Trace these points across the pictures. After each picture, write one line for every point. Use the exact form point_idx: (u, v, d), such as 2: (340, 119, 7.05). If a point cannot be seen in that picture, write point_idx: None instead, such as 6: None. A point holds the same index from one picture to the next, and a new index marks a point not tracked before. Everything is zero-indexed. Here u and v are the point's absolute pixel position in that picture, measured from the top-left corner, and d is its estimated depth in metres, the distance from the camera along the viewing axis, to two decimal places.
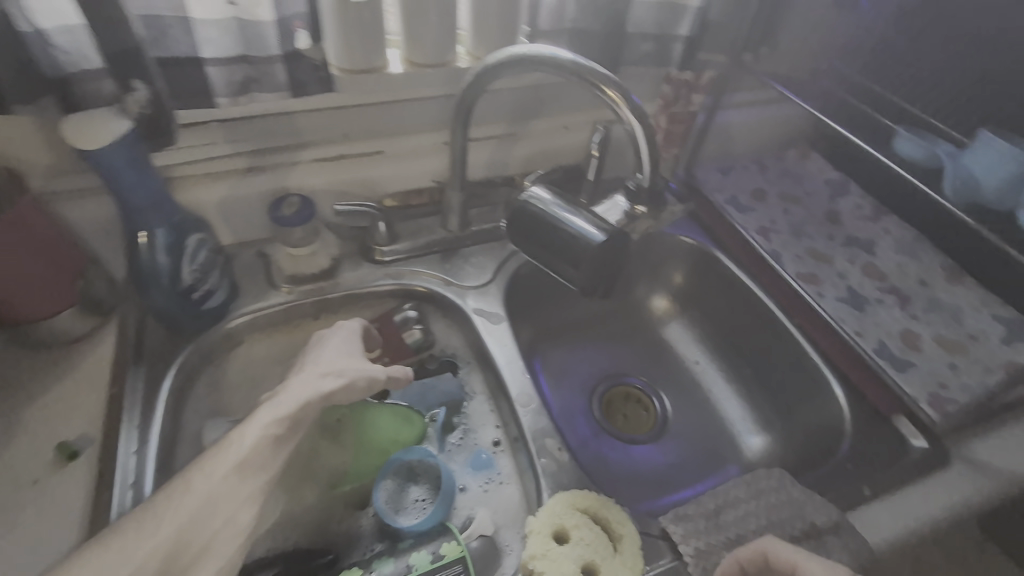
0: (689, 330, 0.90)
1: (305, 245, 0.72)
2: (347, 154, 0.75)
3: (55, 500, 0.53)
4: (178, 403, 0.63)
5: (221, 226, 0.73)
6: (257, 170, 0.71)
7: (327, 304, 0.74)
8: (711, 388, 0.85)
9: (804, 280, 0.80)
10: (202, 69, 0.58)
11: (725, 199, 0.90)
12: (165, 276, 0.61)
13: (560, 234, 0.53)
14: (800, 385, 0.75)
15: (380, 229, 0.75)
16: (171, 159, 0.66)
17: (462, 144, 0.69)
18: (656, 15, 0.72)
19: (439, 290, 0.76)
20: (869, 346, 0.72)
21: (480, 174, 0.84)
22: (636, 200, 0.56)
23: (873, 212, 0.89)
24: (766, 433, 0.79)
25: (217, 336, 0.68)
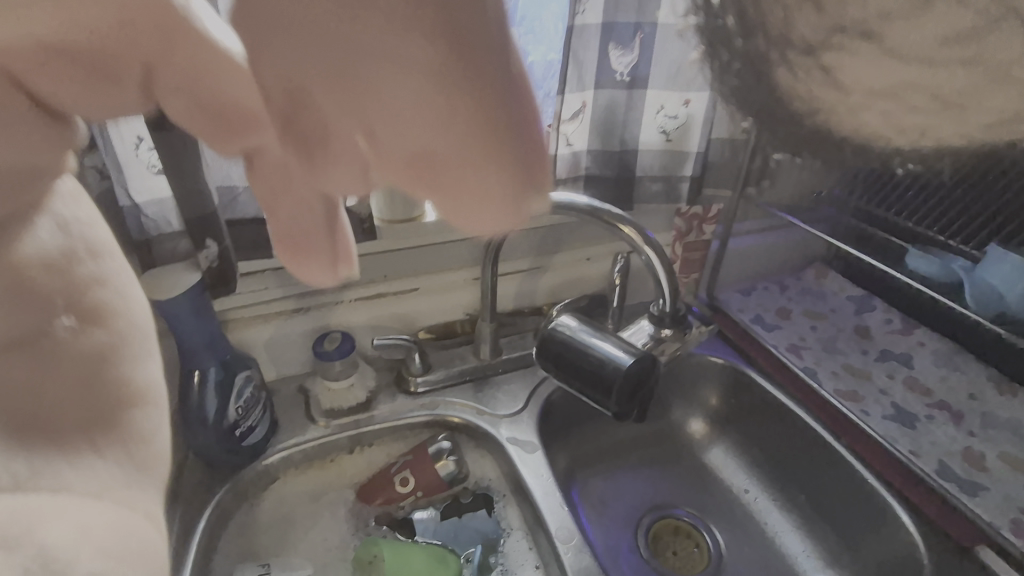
0: (732, 454, 0.86)
1: (343, 378, 0.74)
2: (385, 292, 0.80)
3: None
4: (210, 545, 0.63)
5: (266, 363, 0.78)
6: (303, 310, 0.77)
7: (362, 438, 0.74)
8: (765, 519, 0.79)
9: (845, 397, 0.78)
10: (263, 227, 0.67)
11: (749, 318, 0.92)
12: (212, 415, 0.64)
13: (588, 358, 0.55)
14: (861, 514, 0.70)
15: (415, 362, 0.79)
16: (227, 304, 0.72)
17: (491, 278, 0.74)
18: (662, 160, 0.81)
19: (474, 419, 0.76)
20: (929, 466, 0.67)
21: (509, 304, 0.89)
22: (660, 325, 0.59)
23: (904, 325, 0.89)
24: (834, 569, 0.72)
25: (253, 474, 0.69)
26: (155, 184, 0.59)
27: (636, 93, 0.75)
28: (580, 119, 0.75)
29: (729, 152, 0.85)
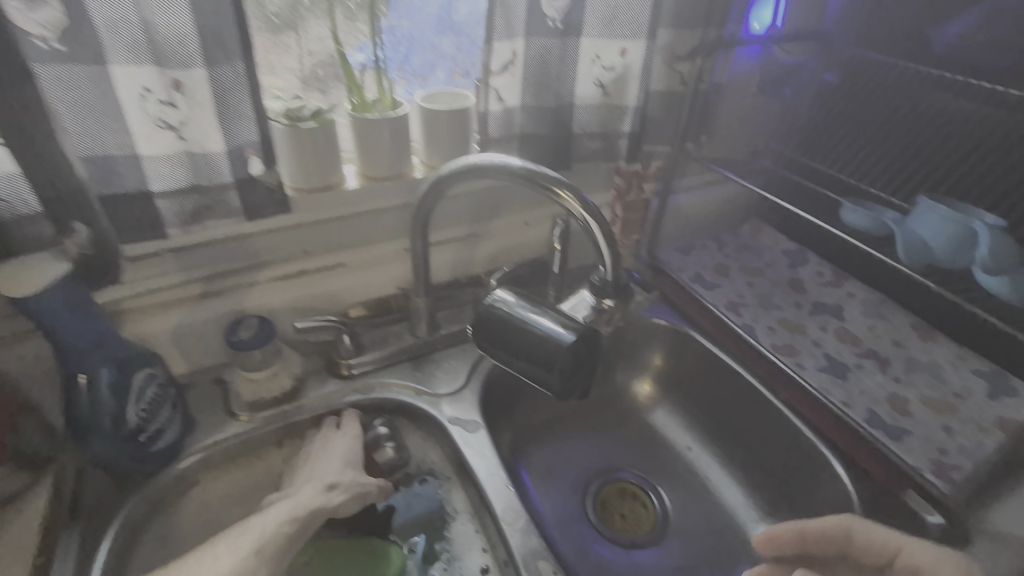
0: (676, 414, 0.87)
1: (265, 368, 0.68)
2: (306, 270, 0.73)
3: None
4: (121, 562, 0.57)
5: (175, 357, 0.70)
6: (213, 294, 0.68)
7: (291, 430, 0.69)
8: (709, 474, 0.81)
9: (781, 352, 0.79)
10: (151, 203, 0.58)
11: (689, 277, 0.92)
12: (110, 421, 0.55)
13: (527, 335, 0.51)
14: (796, 465, 0.72)
15: (346, 344, 0.72)
16: (120, 293, 0.63)
17: (423, 250, 0.68)
18: (599, 115, 0.76)
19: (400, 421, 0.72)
20: (859, 417, 0.70)
21: (445, 275, 0.84)
22: (602, 294, 0.55)
23: (834, 277, 0.91)
24: (773, 520, 0.74)
25: (168, 479, 0.62)
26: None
27: (570, 43, 0.69)
28: (511, 71, 0.68)
29: (667, 106, 0.80)
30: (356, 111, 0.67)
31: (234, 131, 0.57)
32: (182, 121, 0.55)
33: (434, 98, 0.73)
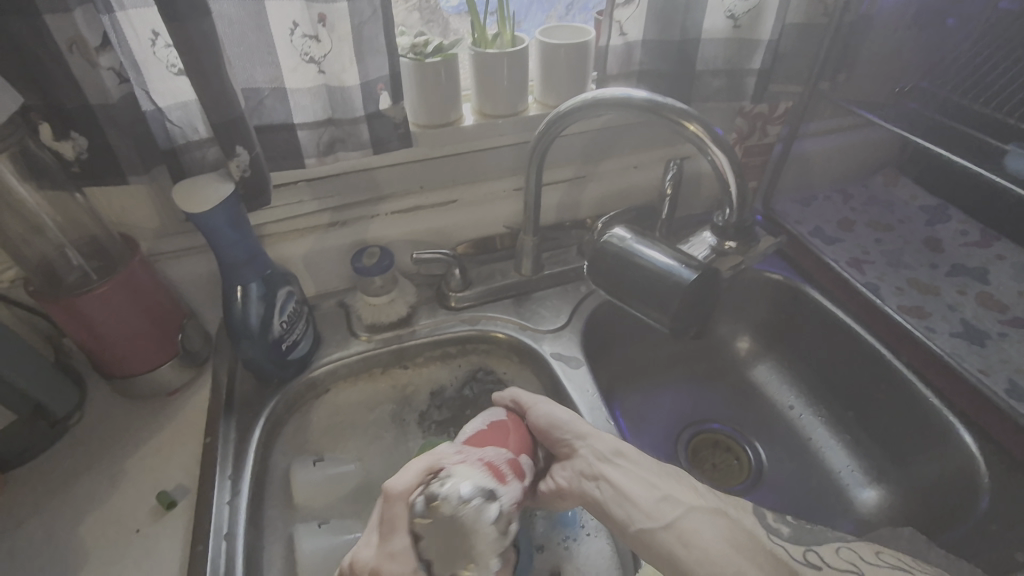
0: (779, 371, 0.84)
1: (384, 294, 0.73)
2: (422, 205, 0.77)
3: (157, 549, 0.54)
4: (267, 445, 0.65)
5: (306, 280, 0.77)
6: (340, 224, 0.74)
7: (405, 352, 0.75)
8: (811, 434, 0.78)
9: (910, 313, 0.73)
10: (294, 133, 0.63)
11: (808, 231, 0.87)
12: (258, 329, 0.63)
13: (640, 272, 0.51)
14: (916, 431, 0.67)
15: (455, 277, 0.77)
16: (265, 217, 0.70)
17: (536, 188, 0.69)
18: (727, 51, 0.71)
19: (446, 488, 0.44)
20: (998, 385, 0.64)
21: (552, 218, 0.85)
22: (723, 237, 0.54)
23: (981, 238, 0.83)
24: (881, 484, 0.71)
25: (301, 384, 0.70)
26: (176, 86, 0.55)
27: None
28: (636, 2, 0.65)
29: (803, 39, 0.73)
30: (477, 46, 0.67)
31: (368, 66, 0.59)
32: (325, 55, 0.58)
33: (552, 33, 0.71)
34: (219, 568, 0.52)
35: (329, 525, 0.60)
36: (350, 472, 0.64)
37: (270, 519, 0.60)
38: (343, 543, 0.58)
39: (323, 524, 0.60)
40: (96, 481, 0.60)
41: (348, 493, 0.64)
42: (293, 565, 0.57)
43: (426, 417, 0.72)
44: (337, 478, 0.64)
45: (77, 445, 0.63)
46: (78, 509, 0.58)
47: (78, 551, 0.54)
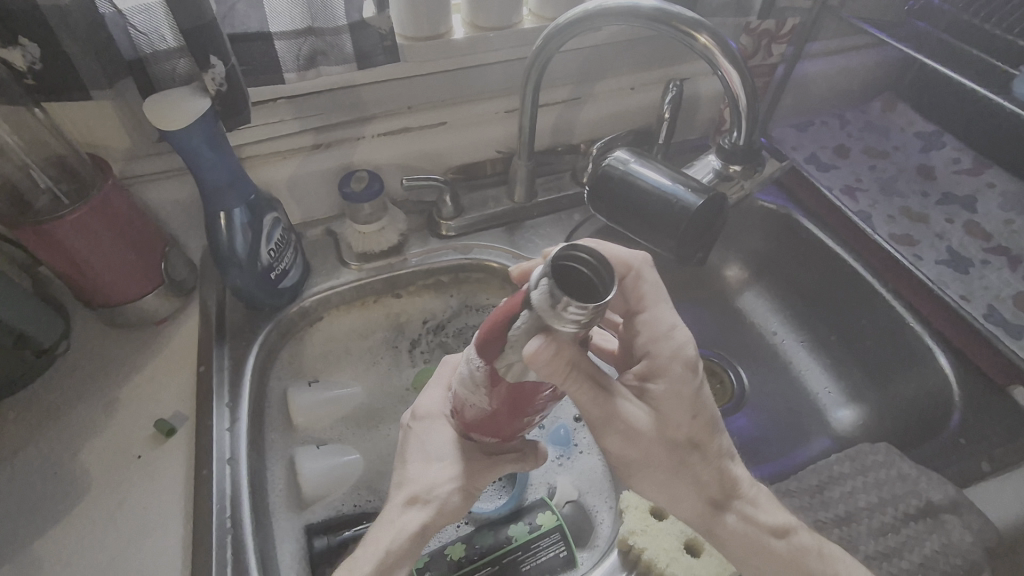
0: (767, 299, 0.86)
1: (374, 221, 0.71)
2: (410, 127, 0.73)
3: (160, 474, 0.55)
4: (263, 373, 0.65)
5: (291, 206, 0.74)
6: (324, 146, 0.70)
7: (397, 281, 0.74)
8: (792, 358, 0.81)
9: (899, 242, 0.74)
10: (270, 44, 0.58)
11: (804, 158, 0.86)
12: (245, 256, 0.61)
13: (644, 197, 0.50)
14: (896, 354, 0.70)
15: (447, 204, 0.75)
16: (244, 139, 0.66)
17: (532, 108, 0.66)
18: None
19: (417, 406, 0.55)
20: (977, 311, 0.66)
21: (545, 142, 0.81)
22: (730, 160, 0.52)
23: (973, 166, 0.83)
24: (857, 404, 0.74)
25: (293, 313, 0.69)
26: None
27: None
28: None
29: None
30: None
31: None
32: None
33: None
34: (225, 490, 0.53)
35: (328, 445, 0.61)
36: (348, 397, 0.65)
37: (271, 442, 0.61)
38: (345, 462, 0.59)
39: (322, 446, 0.61)
40: (90, 409, 0.59)
41: (346, 418, 0.65)
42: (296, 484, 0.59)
43: (417, 345, 0.73)
44: (336, 402, 0.65)
45: (65, 375, 0.62)
46: (75, 437, 0.57)
47: (80, 477, 0.55)
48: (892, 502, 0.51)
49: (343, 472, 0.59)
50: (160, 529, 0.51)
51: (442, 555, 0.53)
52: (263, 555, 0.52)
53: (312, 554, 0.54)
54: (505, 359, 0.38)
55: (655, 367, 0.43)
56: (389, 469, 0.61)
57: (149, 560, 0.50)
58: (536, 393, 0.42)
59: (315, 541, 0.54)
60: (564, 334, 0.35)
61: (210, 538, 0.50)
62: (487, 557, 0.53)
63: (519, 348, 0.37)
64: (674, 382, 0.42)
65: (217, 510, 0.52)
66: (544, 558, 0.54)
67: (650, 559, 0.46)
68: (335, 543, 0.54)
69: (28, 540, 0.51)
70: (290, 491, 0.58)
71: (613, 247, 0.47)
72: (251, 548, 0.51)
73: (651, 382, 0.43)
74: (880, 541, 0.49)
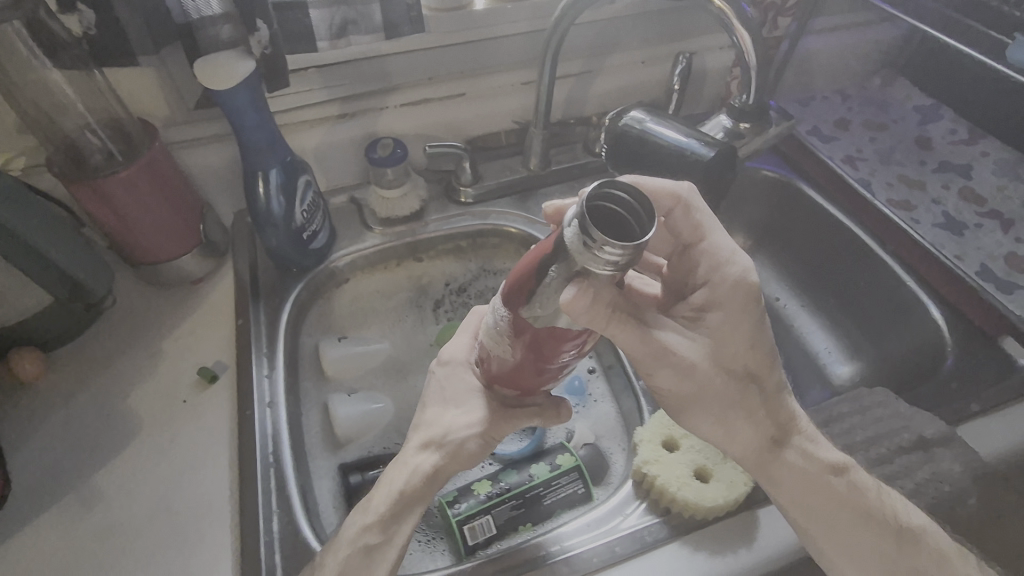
0: (770, 265, 0.89)
1: (397, 186, 0.75)
2: (431, 97, 0.76)
3: (204, 416, 0.58)
4: (295, 329, 0.69)
5: (318, 174, 0.77)
6: (351, 115, 0.74)
7: (419, 246, 0.77)
8: (795, 321, 0.84)
9: (897, 207, 0.78)
10: (307, 13, 0.61)
11: (807, 131, 0.89)
12: (280, 216, 0.64)
13: (658, 152, 0.54)
14: (894, 312, 0.74)
15: (466, 172, 0.78)
16: (275, 107, 0.70)
17: (550, 77, 0.69)
18: None
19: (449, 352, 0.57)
20: (970, 268, 0.70)
21: (558, 114, 0.85)
22: (740, 118, 0.56)
23: (968, 136, 0.86)
24: (856, 361, 0.78)
25: (322, 274, 0.72)
26: None
27: None
28: None
29: None
30: None
31: None
32: None
33: None
34: (267, 429, 0.57)
35: (359, 394, 0.66)
36: (375, 352, 0.69)
37: (305, 391, 0.65)
38: (375, 410, 0.64)
39: (352, 394, 0.65)
40: (135, 359, 0.63)
41: (373, 370, 0.69)
42: (330, 428, 0.63)
43: (440, 305, 0.76)
44: (364, 356, 0.68)
45: (110, 328, 0.65)
46: (124, 383, 0.61)
47: (131, 419, 0.59)
48: (887, 437, 0.55)
49: (373, 418, 0.63)
50: (208, 463, 0.55)
51: (470, 489, 0.57)
52: (305, 487, 0.56)
53: (348, 488, 0.57)
54: (534, 306, 0.40)
55: (713, 298, 0.46)
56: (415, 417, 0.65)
57: (200, 490, 0.53)
58: (561, 347, 0.43)
59: (350, 477, 0.58)
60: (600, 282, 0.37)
61: (255, 471, 0.54)
62: (512, 491, 0.56)
63: (549, 304, 0.39)
64: (730, 313, 0.46)
65: (261, 446, 0.56)
66: (564, 493, 0.57)
67: (663, 485, 0.50)
68: (367, 479, 0.58)
69: (86, 473, 0.55)
70: (324, 434, 0.62)
71: (657, 180, 0.48)
72: (293, 480, 0.54)
73: (709, 312, 0.46)
74: (876, 470, 0.53)
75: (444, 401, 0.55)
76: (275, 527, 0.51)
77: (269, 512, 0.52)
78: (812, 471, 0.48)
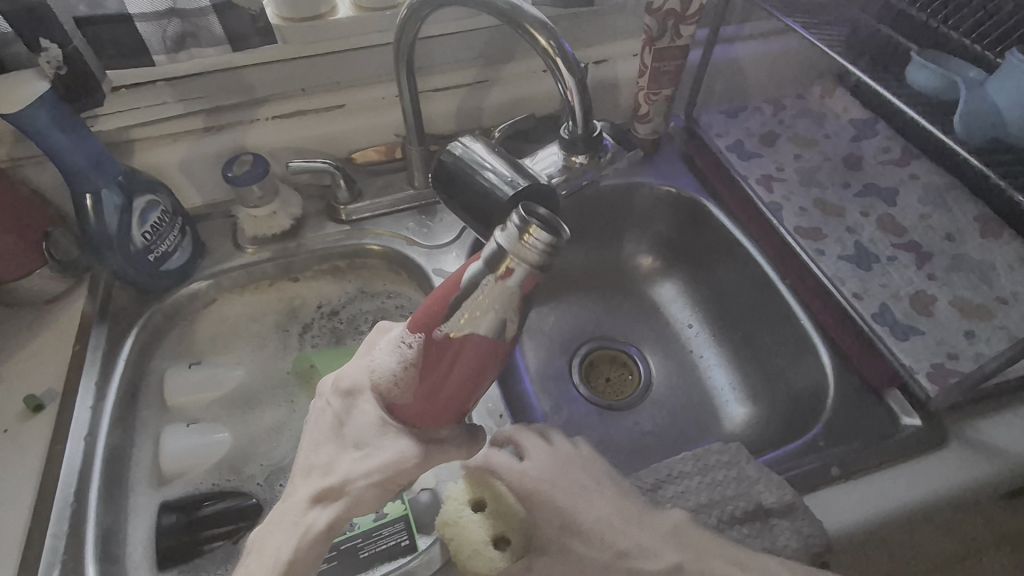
0: (681, 290, 0.83)
1: (264, 205, 0.71)
2: (304, 110, 0.72)
3: (19, 448, 0.57)
4: (143, 354, 0.66)
5: (188, 188, 0.74)
6: (216, 129, 0.70)
7: (292, 266, 0.74)
8: (699, 354, 0.79)
9: (803, 236, 0.71)
10: (132, 26, 0.58)
11: (726, 145, 0.82)
12: (117, 238, 0.61)
13: (471, 185, 0.49)
14: (790, 351, 0.68)
15: (343, 189, 0.74)
16: (128, 121, 0.67)
17: (411, 93, 0.64)
18: None
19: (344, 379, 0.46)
20: (867, 310, 0.63)
21: (451, 126, 0.80)
22: (572, 151, 0.51)
23: (901, 156, 0.79)
24: (752, 403, 0.72)
25: (180, 296, 0.70)
26: None
27: None
28: None
29: None
30: None
31: None
32: None
33: None
34: (76, 463, 0.56)
35: (199, 425, 0.63)
36: (228, 378, 0.67)
37: (143, 420, 0.63)
38: (211, 443, 0.62)
39: (192, 425, 0.63)
40: None
41: (223, 399, 0.67)
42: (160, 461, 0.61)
43: (308, 329, 0.73)
44: (213, 383, 0.66)
45: None
46: None
47: None
48: (720, 505, 0.50)
49: (206, 452, 0.61)
50: (10, 500, 0.53)
51: None
52: (109, 527, 0.54)
53: (159, 530, 0.56)
54: (461, 312, 0.36)
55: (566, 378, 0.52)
56: (253, 452, 0.63)
57: None
58: (479, 370, 0.38)
59: (163, 518, 0.56)
60: (522, 275, 0.35)
61: (52, 511, 0.53)
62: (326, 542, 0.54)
63: (474, 303, 0.36)
64: None
65: (66, 483, 0.54)
66: (384, 545, 0.54)
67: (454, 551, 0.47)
68: (183, 519, 0.57)
69: None
70: (152, 467, 0.61)
71: None
72: (93, 520, 0.53)
73: None
74: None
75: (345, 441, 0.45)
76: (57, 574, 0.50)
77: (54, 559, 0.50)
78: (603, 549, 0.45)
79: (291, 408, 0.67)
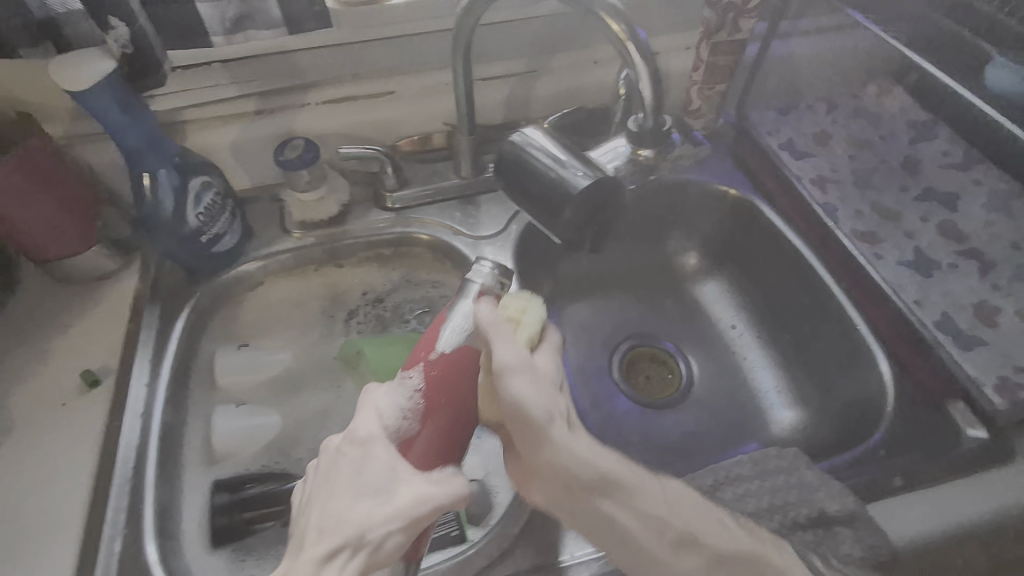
0: (725, 290, 0.82)
1: (313, 190, 0.71)
2: (354, 95, 0.72)
3: (75, 424, 0.57)
4: (193, 335, 0.67)
5: (237, 171, 0.74)
6: (266, 112, 0.70)
7: (338, 251, 0.74)
8: (744, 356, 0.77)
9: (860, 239, 0.69)
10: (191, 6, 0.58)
11: (779, 143, 0.80)
12: (171, 219, 0.62)
13: (536, 177, 0.48)
14: (843, 358, 0.66)
15: (389, 176, 0.74)
16: (180, 102, 0.67)
17: (464, 80, 0.63)
18: None
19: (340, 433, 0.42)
20: (929, 317, 0.61)
21: (497, 116, 0.79)
22: (639, 144, 0.50)
23: (963, 160, 0.76)
24: (800, 409, 0.71)
25: (229, 278, 0.70)
26: None
27: None
28: None
29: None
30: None
31: None
32: None
33: None
34: (133, 441, 0.56)
35: (248, 407, 0.64)
36: (274, 363, 0.68)
37: (192, 401, 0.64)
38: (259, 425, 0.62)
39: (241, 406, 0.64)
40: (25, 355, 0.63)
41: (270, 382, 0.67)
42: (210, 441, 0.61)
43: (353, 316, 0.73)
44: (260, 366, 0.67)
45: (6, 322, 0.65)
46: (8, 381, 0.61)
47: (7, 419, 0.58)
48: (780, 510, 0.49)
49: (255, 434, 0.62)
50: (68, 474, 0.54)
51: None
52: (165, 504, 0.55)
53: (211, 508, 0.56)
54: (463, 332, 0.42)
55: None
56: (300, 436, 0.64)
57: (55, 501, 0.53)
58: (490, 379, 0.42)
59: (215, 497, 0.57)
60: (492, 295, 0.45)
61: (111, 487, 0.53)
62: None
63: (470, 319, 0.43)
64: None
65: (123, 461, 0.55)
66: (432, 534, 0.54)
67: None
68: (235, 498, 0.57)
69: None
70: (202, 447, 0.61)
71: None
72: (150, 497, 0.54)
73: None
74: None
75: (359, 487, 0.39)
76: (118, 549, 0.50)
77: (114, 533, 0.51)
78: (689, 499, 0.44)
79: (337, 394, 0.67)
